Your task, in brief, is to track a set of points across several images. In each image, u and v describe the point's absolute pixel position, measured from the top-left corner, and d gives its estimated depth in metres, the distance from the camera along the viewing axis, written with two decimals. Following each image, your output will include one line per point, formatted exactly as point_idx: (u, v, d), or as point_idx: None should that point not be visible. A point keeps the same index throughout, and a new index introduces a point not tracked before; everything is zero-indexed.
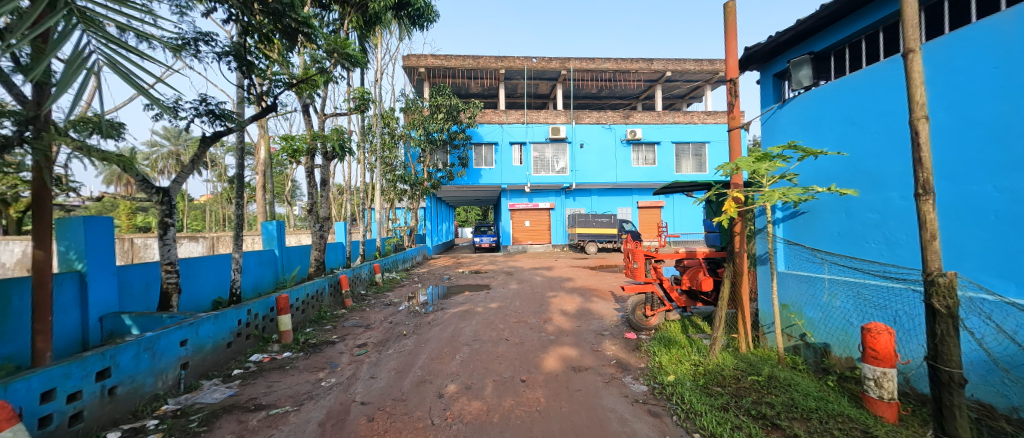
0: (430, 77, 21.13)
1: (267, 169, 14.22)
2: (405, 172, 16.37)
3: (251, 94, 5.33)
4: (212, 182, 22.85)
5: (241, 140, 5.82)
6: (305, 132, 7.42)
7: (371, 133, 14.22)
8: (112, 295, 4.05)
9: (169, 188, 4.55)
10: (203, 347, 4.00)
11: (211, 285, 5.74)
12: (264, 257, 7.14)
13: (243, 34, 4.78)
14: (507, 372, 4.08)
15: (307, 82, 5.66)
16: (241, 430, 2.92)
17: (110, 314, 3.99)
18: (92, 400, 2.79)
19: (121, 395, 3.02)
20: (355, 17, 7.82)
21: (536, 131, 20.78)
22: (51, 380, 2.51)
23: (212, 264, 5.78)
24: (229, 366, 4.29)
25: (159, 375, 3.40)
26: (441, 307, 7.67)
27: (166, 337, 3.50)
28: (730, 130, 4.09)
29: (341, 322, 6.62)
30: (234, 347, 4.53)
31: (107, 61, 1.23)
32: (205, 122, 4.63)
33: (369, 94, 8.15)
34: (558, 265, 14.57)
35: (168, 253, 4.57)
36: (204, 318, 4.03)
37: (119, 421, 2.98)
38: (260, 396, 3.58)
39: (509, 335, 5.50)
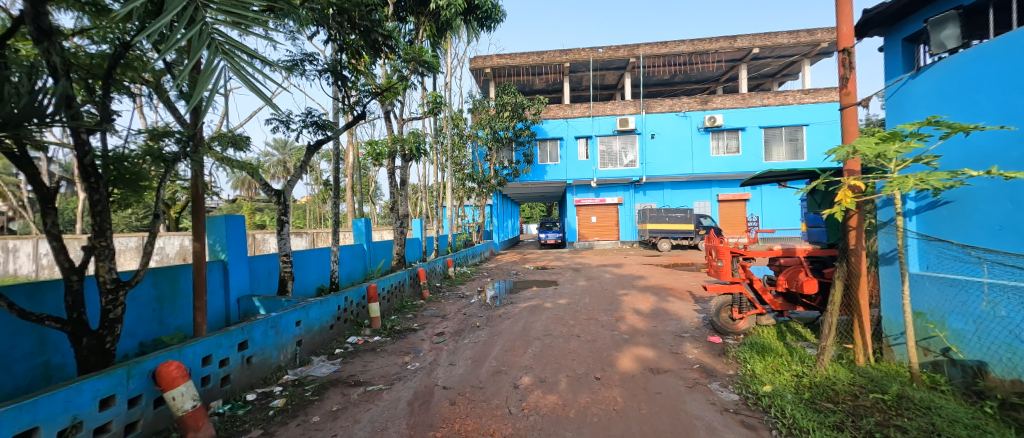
0: (495, 77, 21.62)
1: (355, 172, 15.84)
2: (473, 170, 17.01)
3: (345, 105, 5.97)
4: (312, 185, 26.06)
5: (337, 146, 6.55)
6: (387, 136, 8.09)
7: (442, 134, 15.00)
8: (245, 281, 4.87)
9: (282, 192, 5.33)
10: (312, 327, 4.61)
11: (315, 274, 6.60)
12: (355, 251, 8.00)
13: (338, 52, 5.36)
14: (581, 369, 4.03)
15: (389, 90, 6.18)
16: (346, 402, 3.32)
17: (244, 296, 4.80)
18: (236, 366, 3.40)
19: (255, 364, 3.62)
20: (429, 25, 8.32)
21: (602, 123, 20.12)
22: (208, 348, 3.11)
23: (316, 257, 6.64)
24: (333, 346, 4.89)
25: (282, 349, 4.00)
26: (511, 301, 7.84)
27: (285, 318, 4.10)
28: (843, 108, 3.53)
29: (421, 311, 7.14)
30: (335, 329, 5.14)
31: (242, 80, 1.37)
32: (310, 132, 5.31)
33: (442, 97, 8.59)
34: (628, 262, 13.98)
35: (284, 246, 5.34)
36: (313, 302, 4.64)
37: (255, 385, 3.58)
38: (358, 373, 4.02)
39: (580, 332, 5.44)
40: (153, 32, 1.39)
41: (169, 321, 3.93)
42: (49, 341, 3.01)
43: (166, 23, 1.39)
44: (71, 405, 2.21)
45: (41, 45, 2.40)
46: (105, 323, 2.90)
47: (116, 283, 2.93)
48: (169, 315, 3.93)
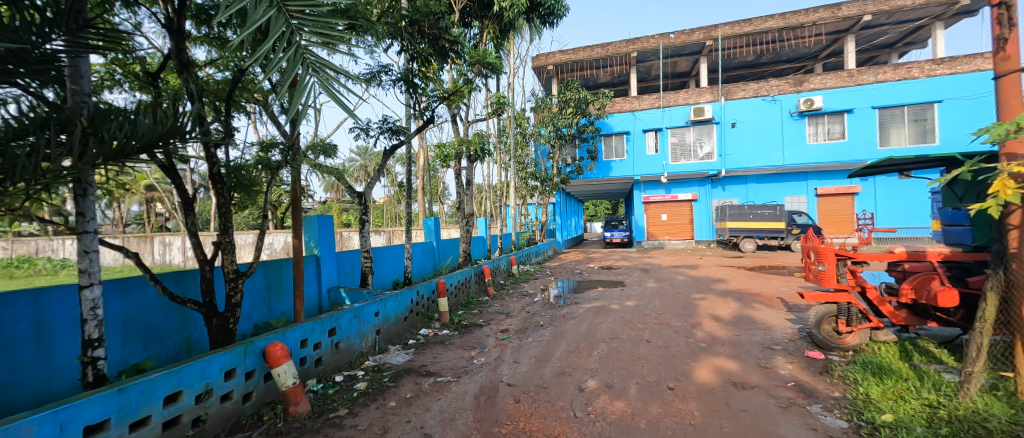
0: (558, 74, 21.38)
1: (425, 174, 16.86)
2: (536, 168, 17.04)
3: (416, 110, 6.34)
4: (388, 186, 28.35)
5: (409, 150, 7.00)
6: (454, 139, 8.44)
7: (506, 134, 15.25)
8: (334, 274, 5.46)
9: (364, 193, 5.85)
10: (389, 318, 4.98)
11: (392, 269, 7.18)
12: (425, 248, 8.52)
13: (410, 61, 5.71)
14: (652, 377, 3.79)
15: (456, 94, 6.43)
16: (418, 390, 3.54)
17: (333, 287, 5.38)
18: (327, 350, 3.81)
19: (342, 349, 4.03)
20: (493, 28, 8.48)
21: (673, 114, 18.76)
22: (305, 332, 3.52)
23: (392, 253, 7.21)
24: (407, 336, 5.24)
25: (363, 337, 4.39)
26: (575, 301, 7.69)
27: (367, 308, 4.49)
28: (1000, 76, 2.80)
29: (486, 308, 7.34)
30: (409, 320, 5.51)
31: (333, 98, 1.51)
32: (386, 138, 5.74)
33: (505, 97, 8.70)
34: (704, 264, 12.85)
35: (365, 243, 5.87)
36: (390, 295, 5.02)
37: (342, 368, 3.98)
38: (429, 364, 4.26)
39: (650, 337, 5.12)
40: (261, 57, 1.61)
41: (275, 307, 4.56)
42: (191, 319, 3.67)
43: (269, 50, 1.58)
44: (205, 375, 2.67)
45: (183, 77, 3.04)
46: (229, 307, 3.45)
47: (236, 273, 3.47)
48: (276, 302, 4.57)
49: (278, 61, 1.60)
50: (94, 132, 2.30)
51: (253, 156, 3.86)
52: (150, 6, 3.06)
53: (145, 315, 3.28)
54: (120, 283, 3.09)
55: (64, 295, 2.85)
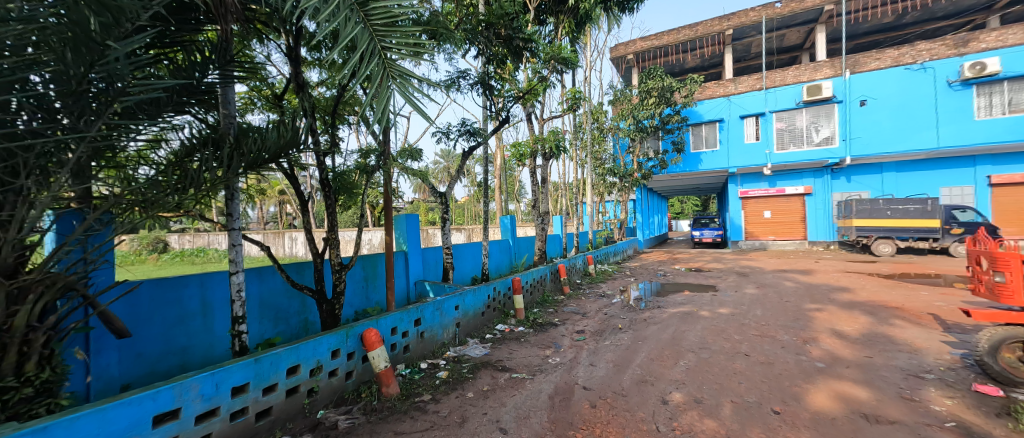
0: (639, 62, 20.13)
1: (502, 174, 17.34)
2: (614, 164, 16.28)
3: (492, 111, 6.54)
4: (467, 187, 29.86)
5: (486, 150, 7.24)
6: (529, 137, 8.48)
7: (582, 130, 14.88)
8: (420, 269, 5.92)
9: (445, 193, 6.22)
10: (468, 312, 5.22)
11: (470, 265, 7.56)
12: (502, 245, 8.78)
13: (486, 64, 5.90)
14: (752, 396, 3.32)
15: (530, 92, 6.45)
16: (494, 384, 3.63)
17: (418, 281, 5.84)
18: (413, 338, 4.13)
19: (427, 338, 4.34)
20: (568, 22, 8.31)
21: (779, 96, 16.31)
22: (394, 321, 3.86)
23: (470, 250, 7.57)
24: (484, 330, 5.43)
25: (444, 329, 4.66)
26: (658, 305, 7.15)
27: (448, 302, 4.76)
28: None
29: (561, 307, 7.25)
30: (486, 315, 5.71)
31: None
32: (465, 140, 6.02)
33: (581, 92, 8.44)
34: (821, 269, 10.90)
35: (446, 240, 6.23)
36: (469, 290, 5.24)
37: (426, 356, 4.28)
38: (505, 359, 4.35)
39: (749, 350, 4.50)
40: (353, 70, 1.81)
41: (372, 296, 5.11)
42: (307, 304, 4.30)
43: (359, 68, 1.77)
44: (317, 353, 3.11)
45: (300, 96, 3.59)
46: (335, 295, 3.95)
47: (340, 265, 3.97)
48: (372, 292, 5.12)
49: (369, 79, 1.79)
50: (237, 148, 2.83)
51: (354, 162, 4.40)
52: (276, 39, 3.64)
53: (275, 299, 3.94)
54: (257, 271, 3.77)
55: (221, 280, 3.57)
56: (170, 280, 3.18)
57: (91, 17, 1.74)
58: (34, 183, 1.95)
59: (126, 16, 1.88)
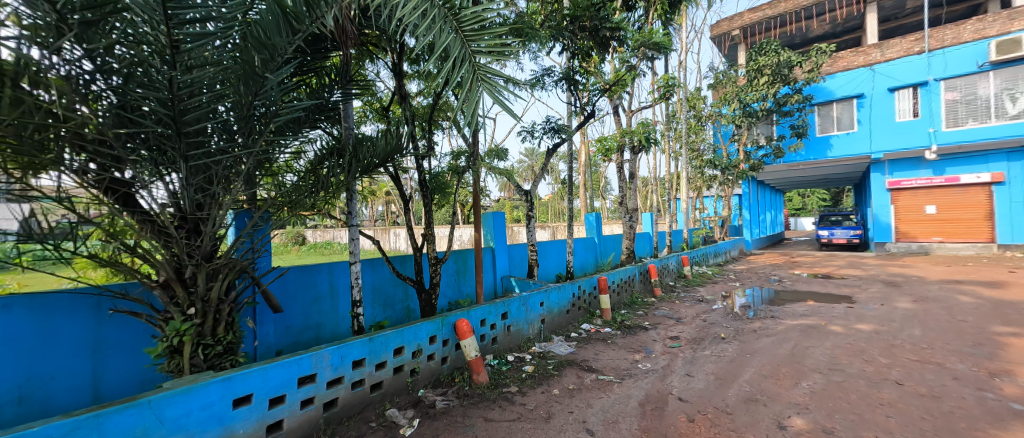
0: (746, 37, 17.68)
1: (587, 170, 16.93)
2: (715, 154, 14.61)
3: (577, 106, 6.42)
4: (552, 185, 29.92)
5: (571, 147, 7.15)
6: (616, 131, 8.11)
7: (676, 120, 13.67)
8: (506, 265, 6.13)
9: (530, 191, 6.33)
10: (553, 309, 5.22)
11: (554, 263, 7.57)
12: (587, 243, 8.61)
13: (571, 59, 5.81)
14: (906, 435, 2.67)
15: (618, 84, 6.18)
16: (580, 384, 3.57)
17: (505, 276, 6.05)
18: (501, 331, 4.30)
19: (513, 332, 4.47)
20: (661, 3, 7.69)
21: (949, 58, 12.77)
22: (483, 314, 4.06)
23: (555, 247, 7.59)
24: (569, 329, 5.37)
25: (530, 324, 4.75)
26: (771, 314, 6.21)
27: (533, 298, 4.83)
28: None
29: (652, 310, 6.79)
30: (571, 314, 5.64)
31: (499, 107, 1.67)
32: (550, 137, 6.03)
33: (675, 78, 7.75)
34: (1020, 281, 8.20)
35: (531, 238, 6.33)
36: (553, 287, 5.23)
37: (512, 349, 4.42)
38: (591, 360, 4.25)
39: (903, 378, 3.62)
40: (445, 74, 1.93)
41: (463, 289, 5.47)
42: (409, 293, 4.79)
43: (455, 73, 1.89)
44: (417, 337, 3.44)
45: (403, 106, 4.02)
46: (432, 286, 4.32)
47: (436, 259, 4.34)
48: (464, 284, 5.47)
49: (464, 83, 1.88)
50: (356, 155, 3.26)
51: (447, 164, 4.77)
52: (384, 57, 4.13)
53: (384, 287, 4.48)
54: (370, 262, 4.34)
55: (343, 269, 4.20)
56: (308, 267, 3.86)
57: (255, 56, 2.24)
58: (221, 189, 2.59)
59: (278, 52, 2.34)
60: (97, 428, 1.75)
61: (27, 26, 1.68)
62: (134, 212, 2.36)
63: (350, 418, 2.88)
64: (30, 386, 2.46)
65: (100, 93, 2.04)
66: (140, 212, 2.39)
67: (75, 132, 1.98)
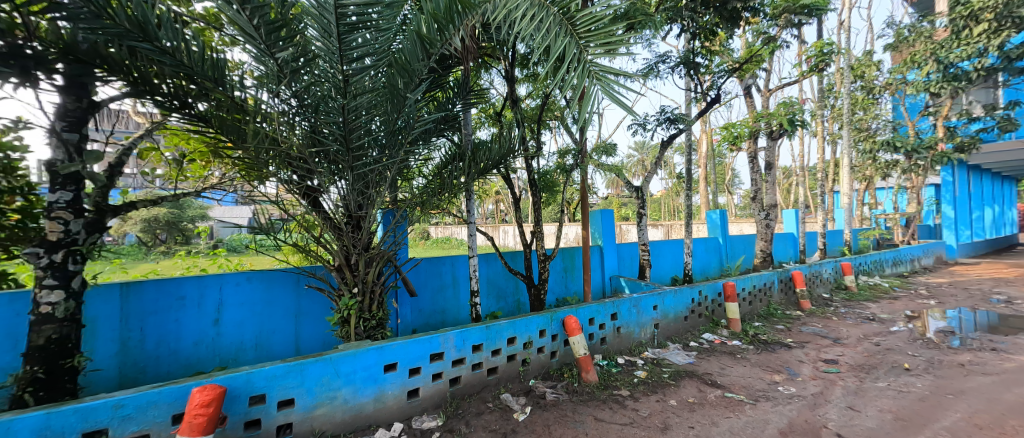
0: None
1: (709, 162, 15.07)
2: (894, 134, 11.38)
3: (697, 92, 5.79)
4: (665, 180, 27.56)
5: (689, 137, 6.48)
6: (748, 115, 7.02)
7: (833, 95, 11.09)
8: (615, 264, 5.93)
9: (642, 187, 5.97)
10: (669, 314, 4.83)
11: (670, 264, 7.01)
12: (709, 244, 7.73)
13: (691, 40, 5.28)
14: None
15: (751, 61, 5.34)
16: (702, 399, 3.24)
17: (614, 276, 5.85)
18: (610, 332, 4.19)
19: (623, 334, 4.31)
20: None
21: None
22: (591, 312, 4.02)
23: (670, 248, 7.02)
24: (688, 337, 4.90)
25: (642, 328, 4.50)
26: (991, 346, 4.57)
27: (646, 300, 4.56)
28: None
29: (797, 325, 5.69)
30: (690, 321, 5.12)
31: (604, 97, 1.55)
32: (665, 128, 5.59)
33: (832, 43, 6.29)
34: None
35: (642, 236, 5.97)
36: (669, 290, 4.84)
37: (623, 352, 4.26)
38: (715, 374, 3.80)
39: None
40: (559, 78, 1.94)
41: (571, 286, 5.49)
42: (520, 287, 5.04)
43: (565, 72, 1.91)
44: (527, 329, 3.62)
45: (514, 109, 4.24)
46: (541, 281, 4.47)
47: (544, 256, 4.47)
48: (571, 282, 5.50)
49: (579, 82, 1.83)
50: (475, 159, 3.62)
51: (555, 162, 4.87)
52: (498, 66, 4.44)
53: (497, 280, 4.83)
54: (485, 256, 4.73)
55: (463, 261, 4.68)
56: (435, 259, 4.43)
57: (399, 80, 2.75)
58: (373, 192, 3.17)
59: (414, 73, 2.78)
60: (300, 372, 2.44)
61: (256, 78, 2.62)
62: (319, 212, 3.12)
63: (471, 396, 3.20)
64: (262, 338, 3.48)
65: (298, 122, 2.77)
66: (322, 212, 3.12)
67: (283, 152, 2.76)
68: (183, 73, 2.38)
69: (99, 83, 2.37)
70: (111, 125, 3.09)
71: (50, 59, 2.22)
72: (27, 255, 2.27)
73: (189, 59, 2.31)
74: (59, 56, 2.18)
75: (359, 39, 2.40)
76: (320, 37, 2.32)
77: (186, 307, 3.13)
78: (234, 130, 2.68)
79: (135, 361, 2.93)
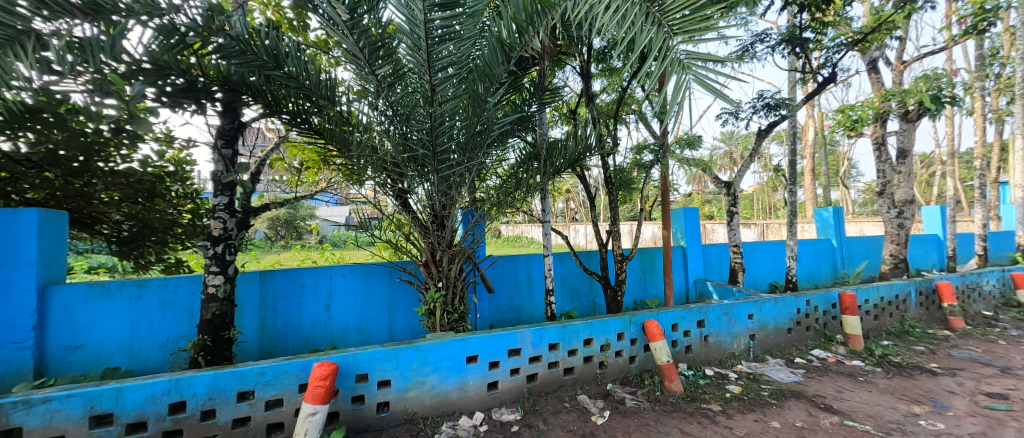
0: None
1: (816, 152, 13.10)
2: None
3: (804, 73, 5.05)
4: (759, 174, 24.57)
5: (793, 124, 5.69)
6: (872, 95, 5.92)
7: (998, 61, 8.80)
8: (701, 267, 5.47)
9: (733, 182, 5.39)
10: (767, 325, 4.29)
11: (767, 269, 6.25)
12: (818, 246, 6.73)
13: (797, 13, 4.62)
14: None
15: (879, 30, 4.49)
16: (813, 425, 2.81)
17: (700, 279, 5.39)
18: (697, 340, 3.87)
19: (712, 343, 3.95)
20: None
21: None
22: (674, 318, 3.76)
23: (767, 250, 6.26)
24: (792, 351, 4.30)
25: (735, 338, 4.08)
26: None
27: (739, 308, 4.13)
28: None
29: (946, 348, 4.63)
30: (795, 334, 4.49)
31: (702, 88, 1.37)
32: (762, 116, 4.98)
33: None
34: None
35: (734, 237, 5.41)
36: (768, 298, 4.30)
37: (712, 362, 3.91)
38: (830, 398, 3.27)
39: None
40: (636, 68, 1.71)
41: (650, 289, 5.20)
42: (595, 287, 4.93)
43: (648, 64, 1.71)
44: (605, 331, 3.52)
45: (590, 105, 4.13)
46: (619, 282, 4.31)
47: (622, 256, 4.30)
48: (651, 284, 5.21)
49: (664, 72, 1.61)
50: (550, 158, 3.62)
51: (630, 159, 4.65)
52: (573, 63, 4.39)
53: (571, 280, 4.78)
54: (559, 255, 4.73)
55: (538, 260, 4.73)
56: (511, 256, 4.56)
57: (479, 85, 2.90)
58: (454, 193, 3.36)
59: (493, 78, 2.89)
60: (395, 356, 2.70)
61: (359, 92, 2.98)
62: (408, 212, 3.41)
63: (548, 394, 3.21)
64: (362, 323, 3.91)
65: (390, 130, 3.03)
66: (410, 211, 3.40)
67: (380, 158, 3.09)
68: (304, 92, 2.80)
69: (248, 107, 3.01)
70: (252, 141, 3.78)
71: (214, 89, 2.86)
72: (200, 246, 2.90)
73: (309, 82, 2.74)
74: (220, 86, 2.83)
75: (445, 51, 2.53)
76: (411, 51, 2.50)
77: (305, 293, 3.69)
78: (342, 140, 3.04)
79: (270, 336, 3.53)
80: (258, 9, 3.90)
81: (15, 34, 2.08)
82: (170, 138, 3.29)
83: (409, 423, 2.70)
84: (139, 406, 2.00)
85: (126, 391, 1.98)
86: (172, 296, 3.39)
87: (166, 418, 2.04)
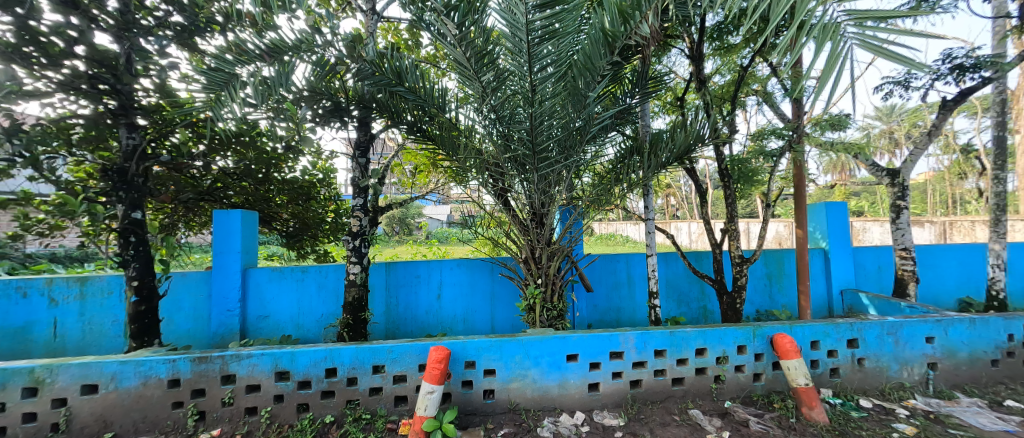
0: None
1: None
2: None
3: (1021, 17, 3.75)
4: (938, 159, 19.15)
5: (1000, 87, 4.26)
6: None
7: None
8: (849, 275, 4.49)
9: (900, 169, 4.29)
10: (956, 353, 3.31)
11: (953, 280, 4.83)
12: None
13: None
14: None
15: None
16: None
17: (848, 290, 4.43)
18: (846, 362, 3.20)
19: (868, 368, 3.21)
20: None
21: None
22: (814, 333, 3.16)
23: (953, 256, 4.84)
24: (999, 390, 3.22)
25: (904, 365, 3.25)
26: None
27: (911, 327, 3.27)
28: None
29: None
30: (1004, 368, 3.36)
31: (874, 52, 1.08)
32: (948, 82, 3.86)
33: None
34: None
35: (901, 239, 4.30)
36: (957, 317, 3.31)
37: (868, 392, 3.17)
38: None
39: None
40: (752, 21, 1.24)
41: (778, 298, 4.47)
42: (707, 292, 4.44)
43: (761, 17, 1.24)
44: (723, 342, 3.14)
45: (701, 90, 3.73)
46: (738, 287, 3.80)
47: (742, 259, 3.78)
48: (779, 292, 4.48)
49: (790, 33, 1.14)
50: (654, 152, 3.38)
51: (750, 147, 4.06)
52: (681, 45, 4.03)
53: (678, 282, 4.40)
54: (664, 255, 4.40)
55: (640, 260, 4.46)
56: (610, 255, 4.40)
57: (579, 80, 2.86)
58: (552, 190, 3.38)
59: (593, 70, 2.81)
60: (501, 348, 2.84)
61: (463, 98, 3.19)
62: (509, 210, 3.54)
63: (654, 403, 3.00)
64: (468, 314, 4.22)
65: (492, 132, 3.15)
66: (510, 210, 3.53)
67: (483, 160, 3.26)
68: (420, 104, 3.13)
69: (376, 121, 3.50)
70: (378, 150, 4.37)
71: (351, 108, 3.40)
72: (344, 240, 3.48)
73: (425, 94, 3.05)
74: (357, 105, 3.35)
75: (546, 49, 2.53)
76: (512, 53, 2.57)
77: (421, 283, 4.14)
78: (451, 145, 3.29)
79: (394, 319, 4.06)
80: (383, 35, 4.49)
81: (228, 77, 2.79)
82: (320, 151, 4.02)
83: (512, 413, 2.81)
84: (306, 368, 2.48)
85: (298, 354, 2.48)
86: (324, 280, 4.11)
87: (324, 380, 2.50)
